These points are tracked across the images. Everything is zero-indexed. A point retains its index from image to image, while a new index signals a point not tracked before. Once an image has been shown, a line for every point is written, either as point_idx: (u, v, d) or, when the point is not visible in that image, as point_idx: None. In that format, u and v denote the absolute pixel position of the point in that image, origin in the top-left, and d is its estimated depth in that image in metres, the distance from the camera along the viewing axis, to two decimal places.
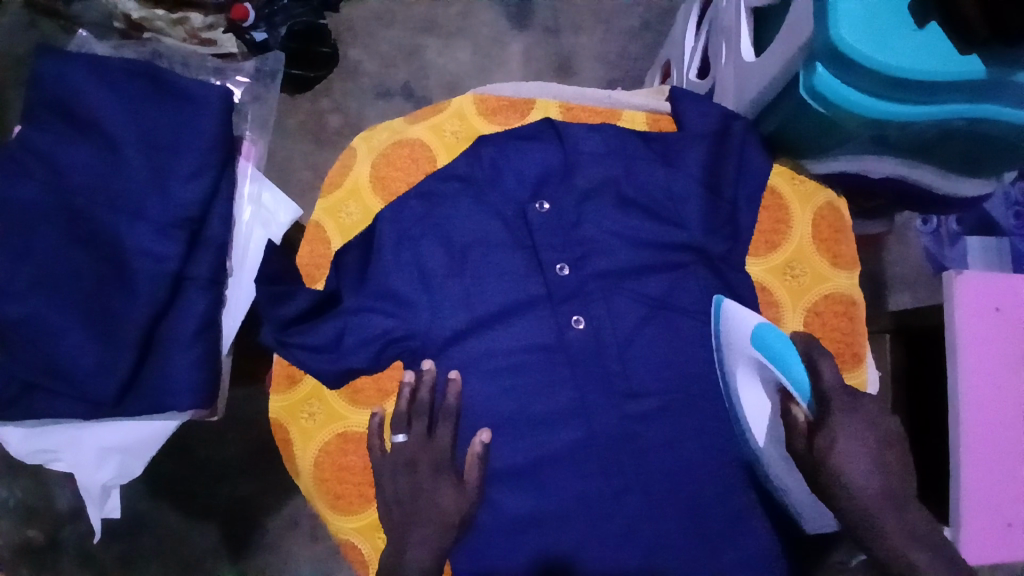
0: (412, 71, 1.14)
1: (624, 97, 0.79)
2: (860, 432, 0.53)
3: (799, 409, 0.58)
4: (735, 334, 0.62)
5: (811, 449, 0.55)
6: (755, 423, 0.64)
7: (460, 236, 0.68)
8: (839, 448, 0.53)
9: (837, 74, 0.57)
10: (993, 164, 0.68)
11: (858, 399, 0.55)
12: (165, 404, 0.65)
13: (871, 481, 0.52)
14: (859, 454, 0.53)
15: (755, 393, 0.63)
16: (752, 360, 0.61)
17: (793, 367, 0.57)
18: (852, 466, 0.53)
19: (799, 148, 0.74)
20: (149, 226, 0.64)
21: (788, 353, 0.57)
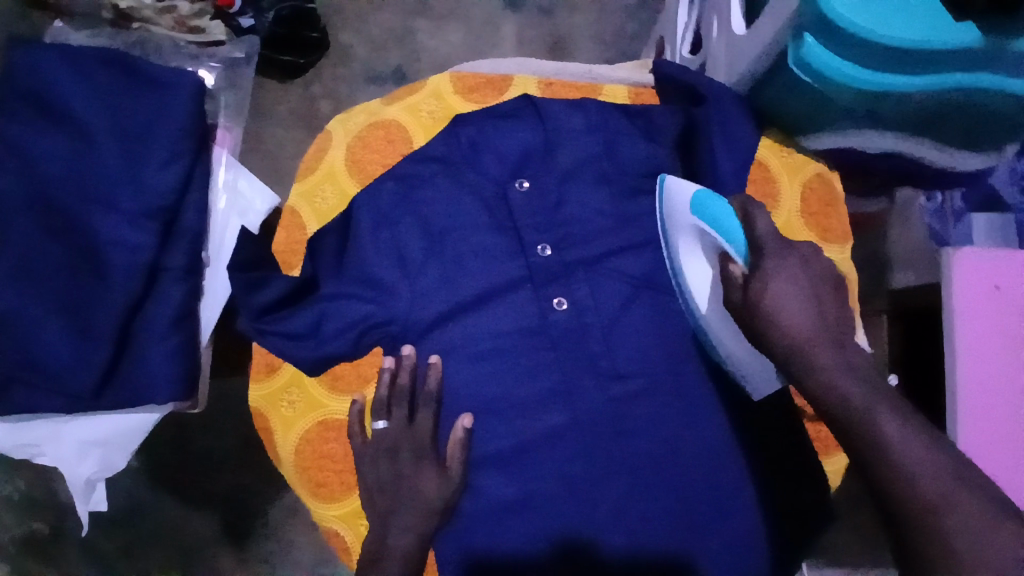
0: (403, 54, 1.11)
1: (607, 72, 0.76)
2: (795, 275, 0.52)
3: (736, 267, 0.56)
4: (674, 204, 0.61)
5: (746, 297, 0.54)
6: (697, 293, 0.63)
7: (440, 218, 0.66)
8: (771, 289, 0.52)
9: (827, 47, 0.55)
10: (994, 134, 0.65)
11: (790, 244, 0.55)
12: (145, 396, 0.64)
13: (807, 318, 0.51)
14: (796, 293, 0.52)
15: (697, 263, 0.62)
16: (693, 228, 0.60)
17: (731, 228, 0.56)
18: (784, 308, 0.51)
19: (791, 123, 0.70)
20: (122, 215, 0.63)
21: (727, 213, 0.56)
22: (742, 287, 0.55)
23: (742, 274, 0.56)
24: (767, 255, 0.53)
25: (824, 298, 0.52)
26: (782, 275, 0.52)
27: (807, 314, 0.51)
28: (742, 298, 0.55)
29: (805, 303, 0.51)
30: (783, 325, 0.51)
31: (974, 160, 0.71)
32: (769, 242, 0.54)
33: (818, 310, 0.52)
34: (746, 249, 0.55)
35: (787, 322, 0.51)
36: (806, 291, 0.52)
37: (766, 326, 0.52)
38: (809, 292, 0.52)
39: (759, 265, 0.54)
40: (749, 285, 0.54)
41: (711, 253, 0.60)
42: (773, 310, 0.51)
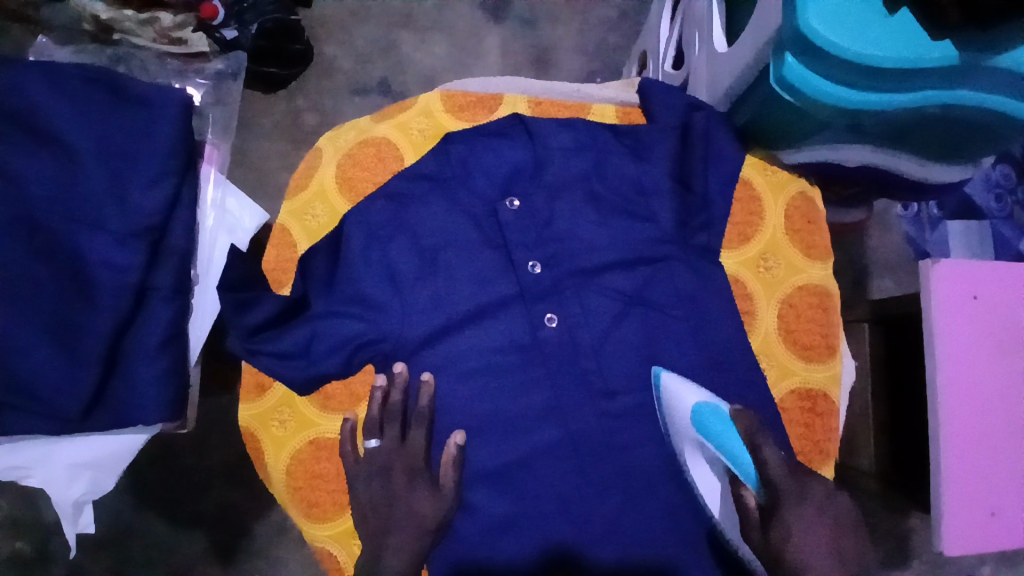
0: (388, 66, 1.12)
1: (593, 91, 0.78)
2: (815, 520, 0.55)
3: (748, 494, 0.59)
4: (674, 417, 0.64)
5: (766, 541, 0.56)
6: (710, 503, 0.64)
7: (431, 236, 0.67)
8: (793, 535, 0.54)
9: (807, 65, 0.57)
10: (968, 150, 0.68)
11: (806, 486, 0.57)
12: (134, 418, 0.63)
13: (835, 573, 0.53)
14: (810, 531, 0.54)
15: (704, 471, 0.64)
16: (697, 444, 0.63)
17: (734, 444, 0.61)
18: (809, 558, 0.53)
19: (773, 140, 0.72)
20: (110, 236, 0.62)
21: (728, 431, 0.61)
22: (759, 525, 0.57)
23: (757, 503, 0.58)
24: (786, 501, 0.56)
25: (843, 540, 0.55)
26: (804, 522, 0.55)
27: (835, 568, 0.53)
28: (763, 544, 0.56)
29: (830, 551, 0.54)
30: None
31: (949, 173, 0.74)
32: (785, 486, 0.56)
33: (839, 557, 0.54)
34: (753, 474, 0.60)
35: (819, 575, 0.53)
36: (826, 534, 0.55)
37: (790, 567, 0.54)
38: (830, 541, 0.54)
39: (775, 503, 0.56)
40: (769, 523, 0.56)
41: (719, 470, 0.63)
42: (801, 561, 0.53)
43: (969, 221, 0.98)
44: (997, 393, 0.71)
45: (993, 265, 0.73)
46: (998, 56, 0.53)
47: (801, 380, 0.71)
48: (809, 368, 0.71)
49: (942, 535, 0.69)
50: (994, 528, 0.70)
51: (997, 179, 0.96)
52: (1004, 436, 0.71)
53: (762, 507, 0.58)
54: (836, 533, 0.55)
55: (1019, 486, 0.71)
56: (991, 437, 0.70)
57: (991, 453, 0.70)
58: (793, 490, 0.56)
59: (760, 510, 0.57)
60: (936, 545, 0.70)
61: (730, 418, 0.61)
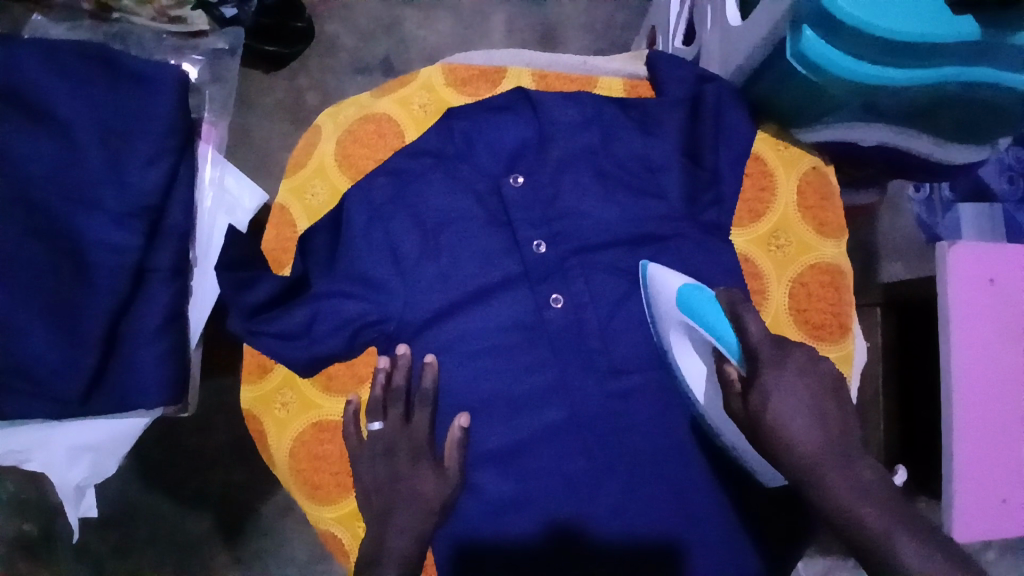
0: (391, 44, 1.09)
1: (601, 64, 0.75)
2: (795, 376, 0.52)
3: (731, 366, 0.57)
4: (659, 299, 0.61)
5: (748, 406, 0.54)
6: (694, 386, 0.62)
7: (433, 214, 0.65)
8: (771, 398, 0.52)
9: (827, 40, 0.54)
10: (987, 129, 0.66)
11: (787, 350, 0.54)
12: (134, 400, 0.62)
13: (814, 434, 0.51)
14: (795, 403, 0.51)
15: (689, 354, 0.62)
16: (682, 325, 0.60)
17: (717, 323, 0.57)
18: (788, 421, 0.51)
19: (787, 115, 0.70)
20: (105, 216, 0.61)
21: (713, 311, 0.58)
22: (740, 393, 0.55)
23: (741, 376, 0.56)
24: (765, 365, 0.53)
25: (826, 404, 0.52)
26: (782, 387, 0.52)
27: (813, 429, 0.51)
28: (744, 409, 0.55)
29: (810, 412, 0.51)
30: (790, 445, 0.51)
31: (967, 152, 0.71)
32: (764, 350, 0.54)
33: (822, 420, 0.51)
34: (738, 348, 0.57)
35: (795, 436, 0.51)
36: (807, 393, 0.52)
37: (773, 439, 0.52)
38: (811, 401, 0.52)
39: (756, 371, 0.54)
40: (749, 391, 0.54)
41: (703, 349, 0.61)
42: (777, 421, 0.51)
43: (981, 205, 0.90)
44: (1011, 379, 0.69)
45: (1012, 249, 0.71)
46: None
47: None
48: (821, 348, 0.70)
49: (952, 521, 0.68)
50: (1004, 514, 0.69)
51: (1011, 162, 0.88)
52: (1017, 422, 0.69)
53: (744, 377, 0.56)
54: (817, 391, 0.52)
55: None
56: (1004, 422, 0.69)
57: (1003, 439, 0.69)
58: (772, 352, 0.53)
59: (742, 380, 0.56)
60: (946, 530, 0.69)
61: (714, 297, 0.59)
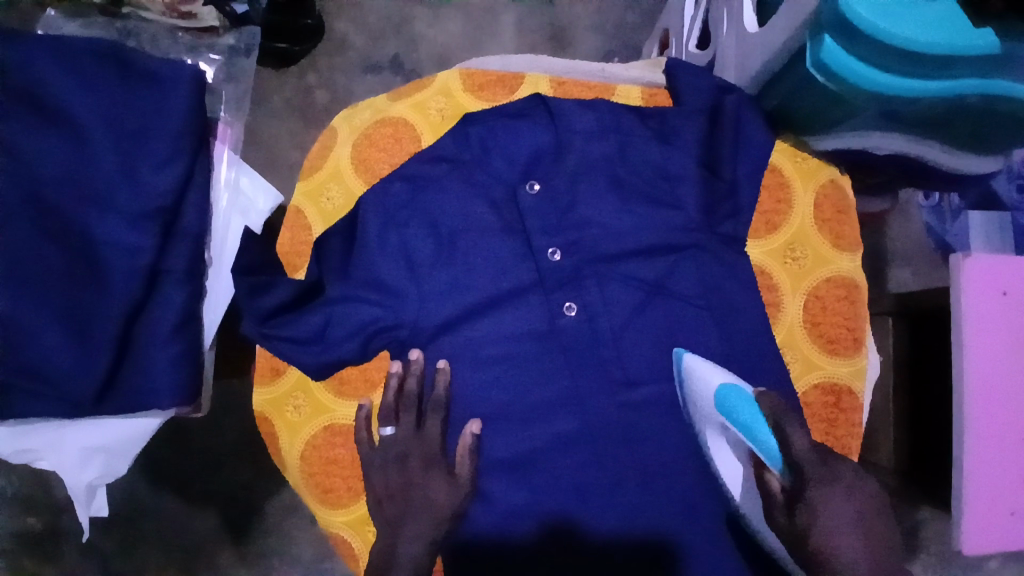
0: (401, 44, 1.09)
1: (618, 71, 0.75)
2: (845, 493, 0.51)
3: (773, 478, 0.56)
4: (697, 395, 0.61)
5: (793, 521, 0.52)
6: (731, 481, 0.62)
7: (448, 221, 0.65)
8: (820, 516, 0.50)
9: (845, 48, 0.54)
10: (1004, 139, 0.65)
11: (835, 467, 0.53)
12: (146, 404, 0.62)
13: (865, 562, 0.48)
14: (846, 529, 0.49)
15: (725, 451, 0.62)
16: (719, 423, 0.60)
17: (759, 429, 0.57)
18: (839, 545, 0.49)
19: (804, 125, 0.70)
20: (121, 218, 0.61)
21: (753, 416, 0.57)
22: (785, 508, 0.53)
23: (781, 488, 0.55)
24: (812, 483, 0.52)
25: (876, 527, 0.50)
26: (831, 508, 0.50)
27: (866, 554, 0.49)
28: (789, 528, 0.53)
29: (859, 538, 0.49)
30: (838, 563, 0.49)
31: (981, 164, 0.71)
32: (812, 466, 0.53)
33: (873, 540, 0.50)
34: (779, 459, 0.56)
35: (843, 555, 0.49)
36: (857, 514, 0.50)
37: (820, 562, 0.50)
38: (862, 528, 0.50)
39: (802, 490, 0.52)
40: (793, 507, 0.52)
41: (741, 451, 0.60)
42: (827, 544, 0.50)
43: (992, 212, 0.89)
44: None
45: None
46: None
47: (826, 373, 0.69)
48: (834, 362, 0.70)
49: (960, 534, 0.68)
50: (1013, 526, 0.68)
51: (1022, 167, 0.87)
52: None
53: (788, 489, 0.54)
54: (869, 516, 0.51)
55: None
56: (1017, 436, 0.68)
57: (1015, 454, 0.68)
58: (820, 470, 0.52)
59: (786, 495, 0.54)
60: (955, 544, 0.68)
61: (755, 401, 0.58)
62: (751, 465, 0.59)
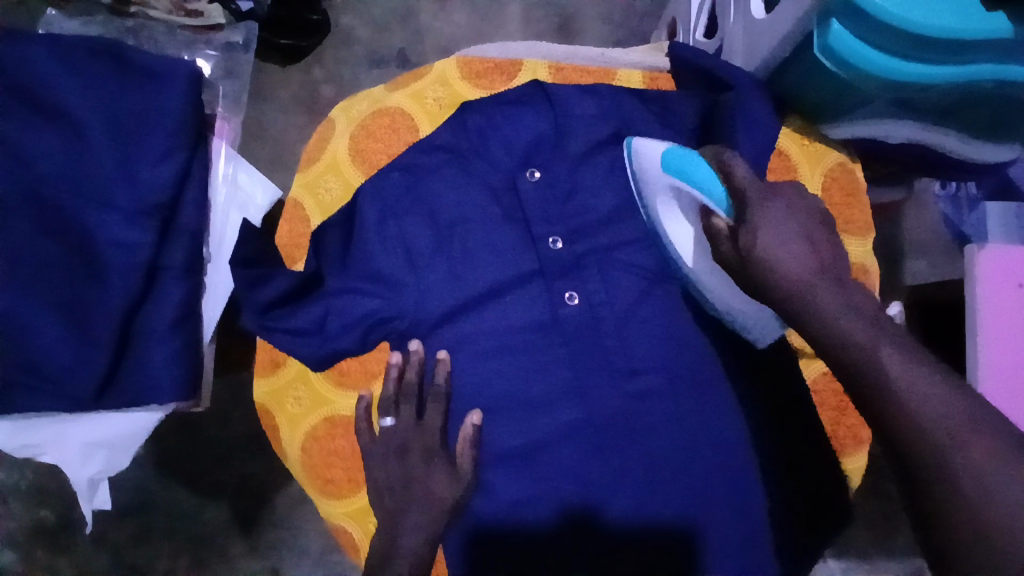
0: (406, 36, 1.08)
1: (619, 55, 0.73)
2: (783, 208, 0.51)
3: (719, 221, 0.55)
4: (647, 166, 0.59)
5: (738, 246, 0.52)
6: (681, 248, 0.62)
7: (446, 209, 0.64)
8: (763, 233, 0.49)
9: (856, 34, 0.52)
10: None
11: (777, 186, 0.52)
12: (146, 398, 0.62)
13: (803, 255, 0.49)
14: (785, 232, 0.49)
15: (677, 220, 0.61)
16: (668, 186, 0.59)
17: (709, 181, 0.55)
18: (777, 251, 0.49)
19: (815, 110, 0.67)
20: (119, 214, 0.61)
21: (699, 167, 0.56)
22: (728, 237, 0.54)
23: (728, 223, 0.54)
24: (752, 203, 0.51)
25: (814, 234, 0.50)
26: (771, 217, 0.50)
27: (800, 253, 0.49)
28: (736, 255, 0.52)
29: (799, 236, 0.49)
30: (776, 267, 0.49)
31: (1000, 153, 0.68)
32: (751, 189, 0.52)
33: (811, 245, 0.49)
34: (726, 200, 0.54)
35: (782, 262, 0.48)
36: (797, 222, 0.50)
37: (759, 273, 0.50)
38: (801, 231, 0.50)
39: (744, 210, 0.52)
40: (738, 231, 0.52)
41: (690, 209, 0.59)
42: (767, 255, 0.49)
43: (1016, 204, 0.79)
44: None
45: None
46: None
47: None
48: None
49: None
50: None
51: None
52: None
53: (731, 225, 0.54)
54: (809, 223, 0.51)
55: None
56: None
57: None
58: (759, 191, 0.52)
59: (729, 226, 0.53)
60: None
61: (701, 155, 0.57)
62: (699, 217, 0.58)
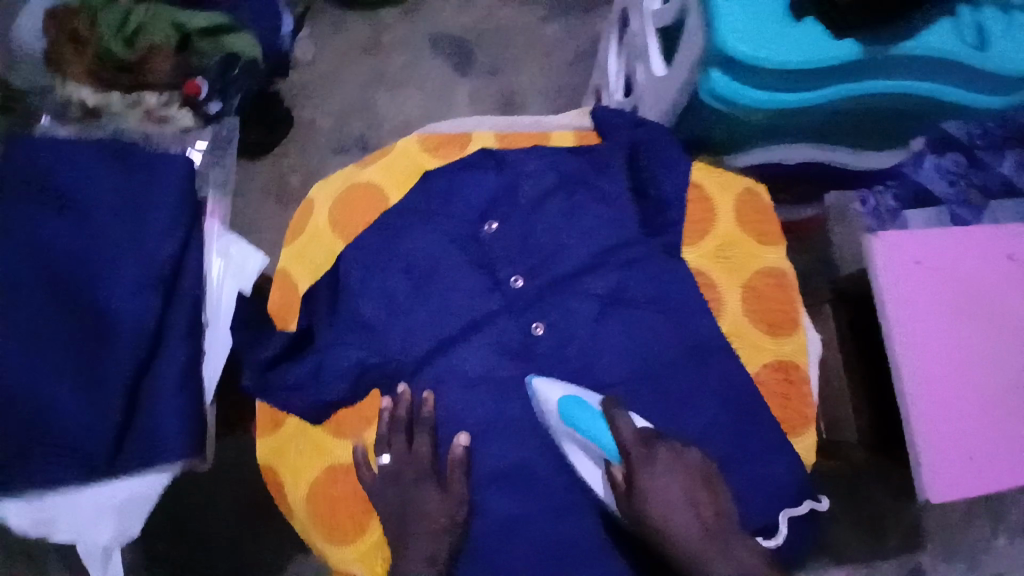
0: (365, 124, 1.21)
1: (551, 121, 0.86)
2: (667, 476, 0.60)
3: (617, 470, 0.63)
4: (546, 412, 0.67)
5: (633, 508, 0.61)
6: (592, 481, 0.67)
7: (418, 261, 0.73)
8: (654, 500, 0.59)
9: (734, 79, 0.65)
10: (876, 129, 0.80)
11: (655, 450, 0.61)
12: (154, 458, 0.66)
13: (690, 524, 0.59)
14: (670, 499, 0.59)
15: (582, 458, 0.67)
16: (568, 434, 0.66)
17: (601, 432, 0.63)
18: (669, 520, 0.59)
19: (717, 146, 0.82)
20: (126, 287, 0.67)
21: (591, 418, 0.64)
22: (625, 493, 0.62)
23: (622, 478, 0.62)
24: (637, 467, 0.60)
25: (696, 494, 0.60)
26: (657, 484, 0.59)
27: (688, 519, 0.59)
28: (631, 510, 0.62)
29: (683, 503, 0.59)
30: (672, 534, 0.59)
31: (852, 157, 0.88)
32: (634, 453, 0.61)
33: (694, 513, 0.59)
34: (617, 453, 0.63)
35: (678, 527, 0.59)
36: (682, 492, 0.59)
37: (660, 534, 0.60)
38: (683, 496, 0.60)
39: (633, 473, 0.60)
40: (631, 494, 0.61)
41: (593, 456, 0.66)
42: (661, 522, 0.59)
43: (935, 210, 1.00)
44: (950, 343, 0.76)
45: (928, 232, 0.79)
46: (905, 44, 0.63)
47: (773, 354, 0.75)
48: (776, 342, 0.75)
49: (925, 485, 0.72)
50: (970, 470, 0.73)
51: (949, 165, 0.96)
52: (964, 382, 0.75)
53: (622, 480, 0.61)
54: (690, 487, 0.60)
55: (988, 429, 0.74)
56: (951, 383, 0.75)
57: (955, 401, 0.75)
58: (641, 452, 0.61)
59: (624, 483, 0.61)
60: (920, 495, 0.72)
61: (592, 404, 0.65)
62: (602, 463, 0.65)
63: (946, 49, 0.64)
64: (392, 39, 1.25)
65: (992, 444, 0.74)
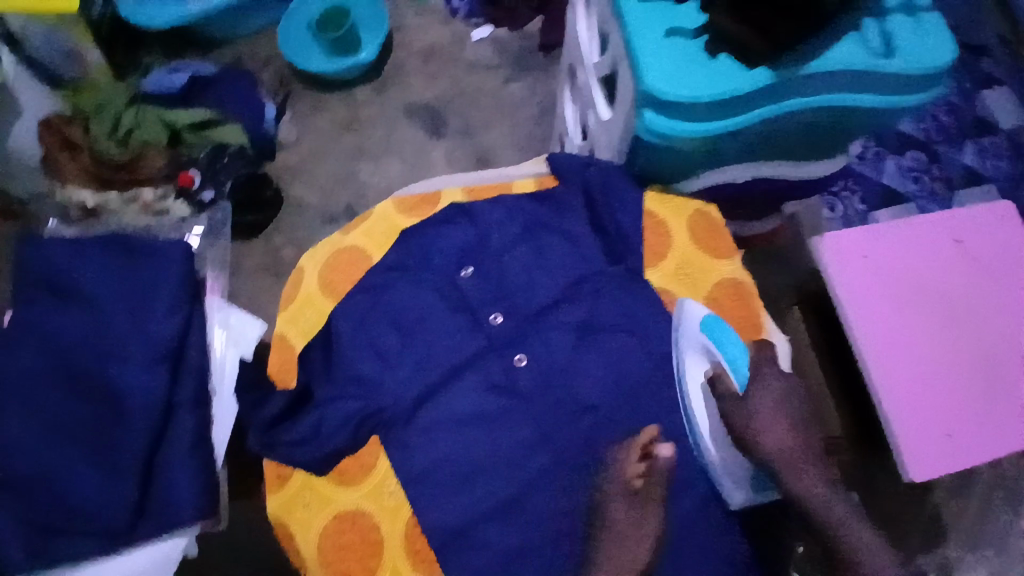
0: (350, 194, 1.29)
1: (514, 170, 0.93)
2: (775, 396, 0.72)
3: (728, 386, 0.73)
4: (685, 329, 0.75)
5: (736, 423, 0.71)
6: (693, 397, 0.74)
7: (405, 312, 0.80)
8: (758, 411, 0.71)
9: (665, 116, 0.73)
10: (809, 141, 0.87)
11: (764, 376, 0.73)
12: (169, 524, 0.69)
13: (782, 439, 0.70)
14: (773, 416, 0.71)
15: (698, 374, 0.75)
16: (704, 352, 0.75)
17: (738, 358, 0.74)
18: (768, 430, 0.70)
19: (666, 176, 0.90)
20: (136, 366, 0.73)
21: (736, 345, 0.75)
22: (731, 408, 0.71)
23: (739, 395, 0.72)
24: (756, 383, 0.72)
25: (793, 417, 0.72)
26: (767, 398, 0.71)
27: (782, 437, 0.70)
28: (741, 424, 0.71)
29: (781, 422, 0.71)
30: (767, 441, 0.69)
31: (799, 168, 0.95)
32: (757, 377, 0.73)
33: (792, 430, 0.71)
34: (745, 378, 0.74)
35: (769, 443, 0.70)
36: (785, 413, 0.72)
37: (751, 443, 0.70)
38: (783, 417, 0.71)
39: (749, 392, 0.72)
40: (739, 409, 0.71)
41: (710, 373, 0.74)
42: (757, 434, 0.70)
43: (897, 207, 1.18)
44: (910, 328, 0.81)
45: (874, 228, 0.85)
46: (810, 66, 0.71)
47: None
48: None
49: (905, 465, 0.76)
50: (948, 447, 0.76)
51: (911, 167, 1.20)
52: (930, 363, 0.79)
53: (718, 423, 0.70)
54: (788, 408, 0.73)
55: (961, 405, 0.78)
56: (917, 365, 0.79)
57: (924, 381, 0.78)
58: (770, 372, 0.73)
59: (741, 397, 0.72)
60: (904, 475, 0.76)
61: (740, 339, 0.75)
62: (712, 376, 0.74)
63: (848, 64, 0.71)
64: (370, 114, 1.35)
65: (968, 419, 0.77)
